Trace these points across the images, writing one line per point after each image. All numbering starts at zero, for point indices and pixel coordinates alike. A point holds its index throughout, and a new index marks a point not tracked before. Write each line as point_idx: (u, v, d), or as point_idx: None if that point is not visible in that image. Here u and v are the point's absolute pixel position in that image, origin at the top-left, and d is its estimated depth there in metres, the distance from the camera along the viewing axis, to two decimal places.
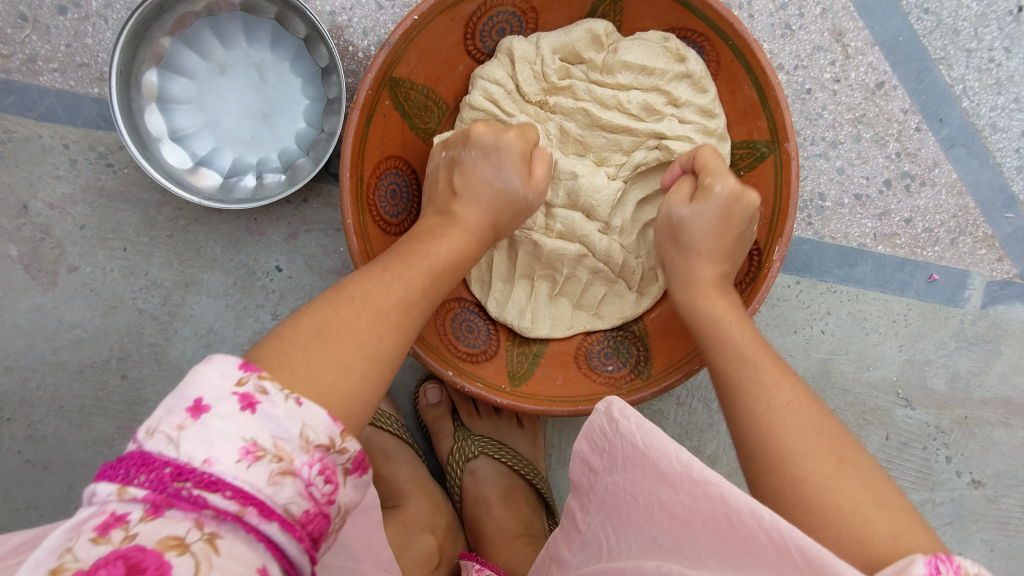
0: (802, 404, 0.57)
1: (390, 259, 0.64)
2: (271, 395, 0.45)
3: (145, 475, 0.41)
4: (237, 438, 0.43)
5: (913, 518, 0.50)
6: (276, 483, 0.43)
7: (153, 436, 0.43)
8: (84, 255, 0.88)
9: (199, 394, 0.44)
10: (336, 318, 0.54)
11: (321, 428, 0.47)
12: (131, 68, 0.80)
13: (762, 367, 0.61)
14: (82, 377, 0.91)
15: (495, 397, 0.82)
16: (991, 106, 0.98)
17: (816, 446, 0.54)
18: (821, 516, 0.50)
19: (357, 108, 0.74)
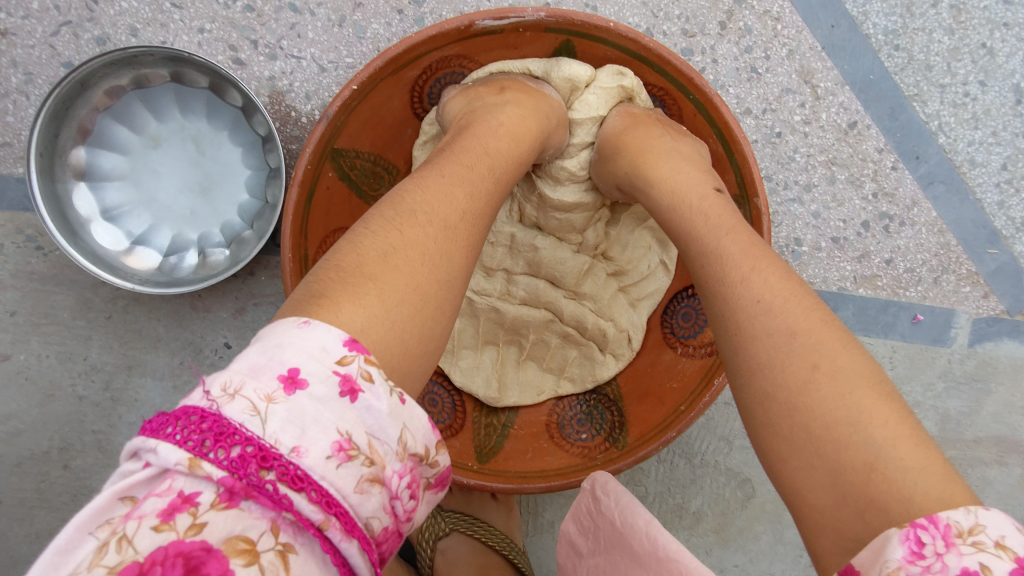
0: (778, 300, 0.46)
1: (445, 159, 0.53)
2: (376, 385, 0.35)
3: (222, 451, 0.30)
4: (332, 430, 0.32)
5: (909, 434, 0.39)
6: (363, 492, 0.33)
7: (231, 397, 0.31)
8: (17, 343, 0.83)
9: (294, 362, 0.33)
10: (399, 237, 0.44)
11: (419, 435, 0.37)
12: (54, 148, 0.75)
13: (733, 259, 0.49)
14: (21, 471, 0.85)
15: (461, 477, 0.76)
16: (969, 141, 0.94)
17: (785, 354, 0.44)
18: (796, 439, 0.41)
19: (296, 185, 0.69)
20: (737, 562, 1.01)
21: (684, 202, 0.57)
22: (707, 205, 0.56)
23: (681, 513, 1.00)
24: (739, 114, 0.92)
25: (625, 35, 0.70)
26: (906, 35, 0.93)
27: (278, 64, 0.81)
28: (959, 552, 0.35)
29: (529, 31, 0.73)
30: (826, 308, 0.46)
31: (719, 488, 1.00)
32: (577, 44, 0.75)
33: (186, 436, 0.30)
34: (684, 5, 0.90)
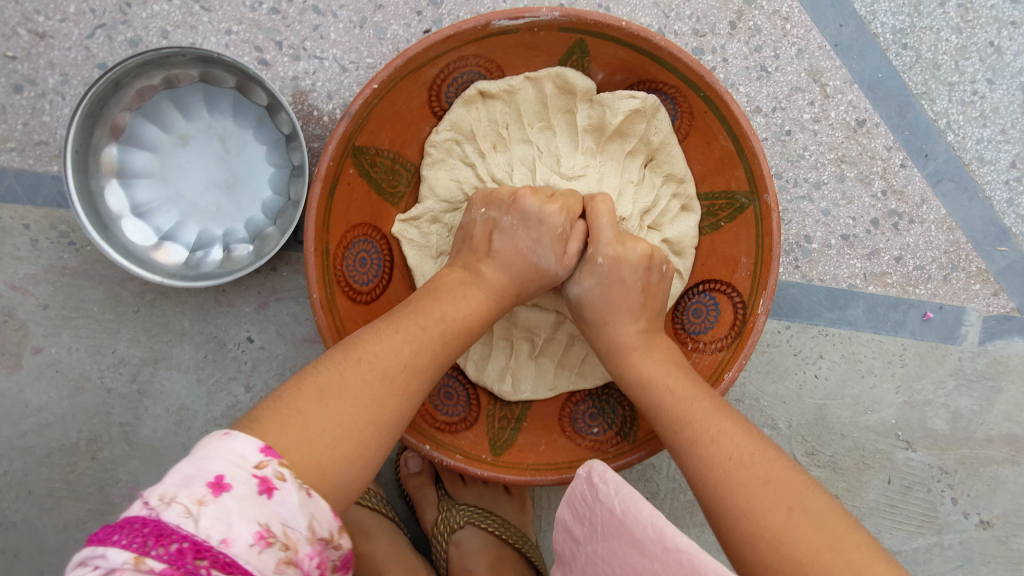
0: (746, 457, 0.56)
1: (402, 315, 0.61)
2: (288, 482, 0.45)
3: (163, 547, 0.38)
4: (252, 522, 0.42)
5: (874, 552, 0.49)
6: (281, 573, 0.42)
7: (168, 505, 0.40)
8: (49, 335, 0.86)
9: (218, 471, 0.43)
10: (338, 380, 0.54)
11: (324, 522, 0.47)
12: (88, 146, 0.78)
13: (701, 420, 0.59)
14: (50, 461, 0.88)
15: (475, 469, 0.80)
16: (977, 139, 0.96)
17: (761, 501, 0.53)
18: (785, 567, 0.50)
19: (319, 181, 0.72)
20: None
21: (653, 378, 0.65)
22: (675, 377, 0.64)
23: (693, 510, 1.01)
24: (749, 112, 0.94)
25: (637, 33, 0.73)
26: (914, 34, 0.95)
27: (302, 65, 0.84)
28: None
29: (544, 31, 0.76)
30: (784, 458, 0.57)
31: None
32: (590, 43, 0.78)
33: (129, 540, 0.38)
34: (695, 6, 0.92)
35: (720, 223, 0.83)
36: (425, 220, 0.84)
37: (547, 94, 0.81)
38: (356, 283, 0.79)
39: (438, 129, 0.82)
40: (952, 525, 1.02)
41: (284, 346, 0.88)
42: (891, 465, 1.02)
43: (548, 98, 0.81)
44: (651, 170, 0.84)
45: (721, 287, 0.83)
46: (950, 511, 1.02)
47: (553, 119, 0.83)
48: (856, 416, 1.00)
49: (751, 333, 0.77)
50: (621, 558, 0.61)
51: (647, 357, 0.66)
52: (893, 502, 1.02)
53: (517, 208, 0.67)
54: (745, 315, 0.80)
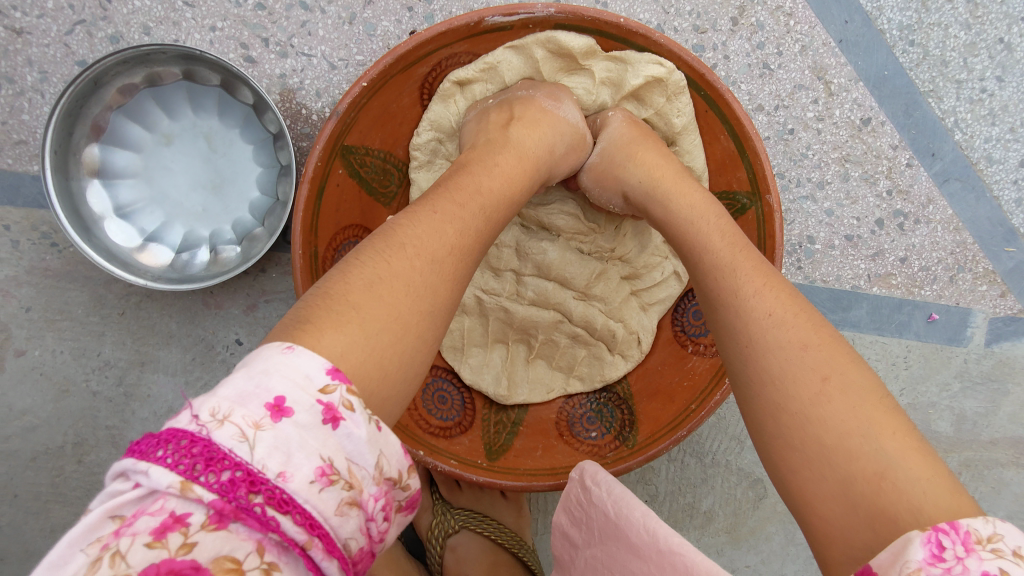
0: (788, 314, 0.48)
1: (438, 195, 0.53)
2: (357, 412, 0.36)
3: (213, 474, 0.31)
4: (315, 456, 0.33)
5: (915, 446, 0.41)
6: (343, 515, 0.34)
7: (221, 422, 0.32)
8: (32, 339, 0.84)
9: (280, 389, 0.34)
10: (387, 269, 0.45)
11: (393, 460, 0.37)
12: (68, 146, 0.76)
13: (742, 273, 0.52)
14: (36, 465, 0.86)
15: (471, 474, 0.77)
16: (986, 138, 0.93)
17: (797, 367, 0.46)
18: (804, 451, 0.43)
19: (306, 182, 0.70)
20: (748, 561, 1.00)
21: (699, 219, 0.59)
22: (717, 220, 0.58)
23: (692, 512, 1.00)
24: (751, 110, 0.91)
25: (635, 30, 0.70)
26: (922, 30, 0.91)
27: (289, 62, 0.81)
28: (979, 557, 0.35)
29: (539, 28, 0.73)
30: (831, 327, 0.48)
31: (730, 487, 0.99)
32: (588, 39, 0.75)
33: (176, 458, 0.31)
34: (696, 1, 0.89)
35: None
36: None
37: (538, 61, 0.75)
38: None
39: (420, 131, 0.79)
40: None
41: None
42: None
43: (539, 65, 0.76)
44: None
45: None
46: None
47: (553, 80, 0.78)
48: None
49: None
50: (617, 565, 0.59)
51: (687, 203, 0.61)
52: None
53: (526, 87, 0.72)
54: None
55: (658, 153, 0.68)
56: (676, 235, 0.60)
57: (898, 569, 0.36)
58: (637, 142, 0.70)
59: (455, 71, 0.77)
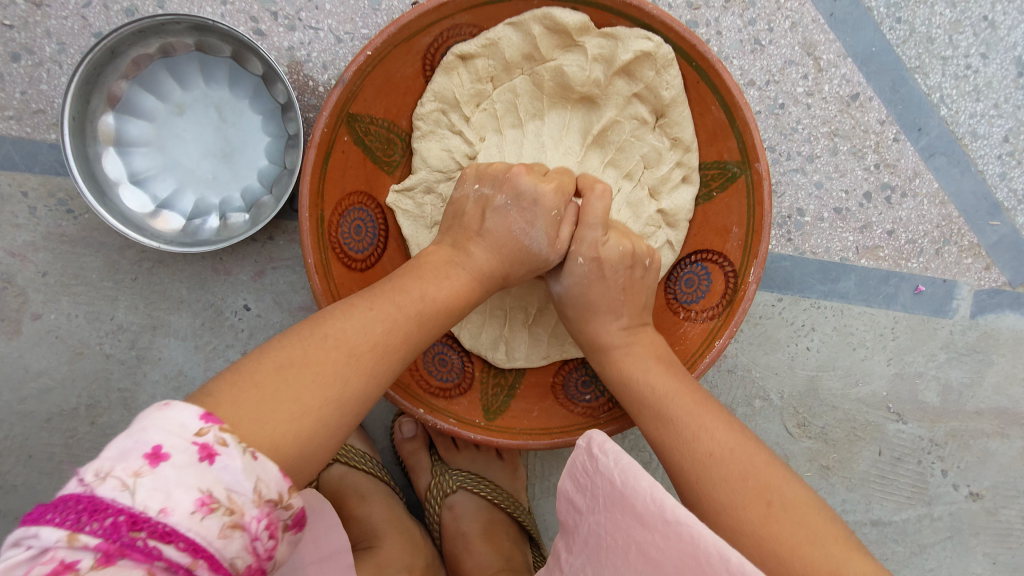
0: (730, 450, 0.58)
1: (373, 291, 0.59)
2: (231, 447, 0.43)
3: (97, 521, 0.38)
4: (192, 489, 0.41)
5: (850, 549, 0.51)
6: (226, 537, 0.41)
7: (101, 480, 0.39)
8: (48, 302, 0.87)
9: (156, 441, 0.41)
10: (302, 357, 0.51)
11: (272, 484, 0.45)
12: (85, 113, 0.79)
13: (685, 418, 0.61)
14: (50, 426, 0.89)
15: (469, 433, 0.80)
16: (970, 113, 0.96)
17: (740, 493, 0.55)
18: (766, 564, 0.51)
19: (314, 147, 0.73)
20: None
21: (635, 372, 0.67)
22: (659, 373, 0.66)
23: None
24: (742, 85, 0.94)
25: (629, 2, 0.74)
26: (908, 8, 0.95)
27: (297, 35, 0.85)
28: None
29: (537, 1, 0.77)
30: (766, 453, 0.58)
31: None
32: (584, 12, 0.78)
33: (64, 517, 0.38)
34: None
35: (712, 192, 0.84)
36: (419, 191, 0.85)
37: (535, 37, 0.79)
38: (351, 250, 0.80)
39: (424, 101, 0.82)
40: (941, 496, 1.04)
41: (281, 314, 0.89)
42: (881, 437, 1.03)
43: (537, 41, 0.79)
44: (660, 129, 0.83)
45: (714, 257, 0.84)
46: (938, 483, 1.03)
47: (549, 57, 0.81)
48: (847, 388, 1.02)
49: (742, 300, 0.77)
50: (623, 532, 0.57)
51: (627, 355, 0.68)
52: (883, 473, 1.03)
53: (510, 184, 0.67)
54: (736, 284, 0.80)
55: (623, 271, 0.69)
56: (630, 399, 0.66)
57: None
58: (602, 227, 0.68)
59: (457, 44, 0.80)
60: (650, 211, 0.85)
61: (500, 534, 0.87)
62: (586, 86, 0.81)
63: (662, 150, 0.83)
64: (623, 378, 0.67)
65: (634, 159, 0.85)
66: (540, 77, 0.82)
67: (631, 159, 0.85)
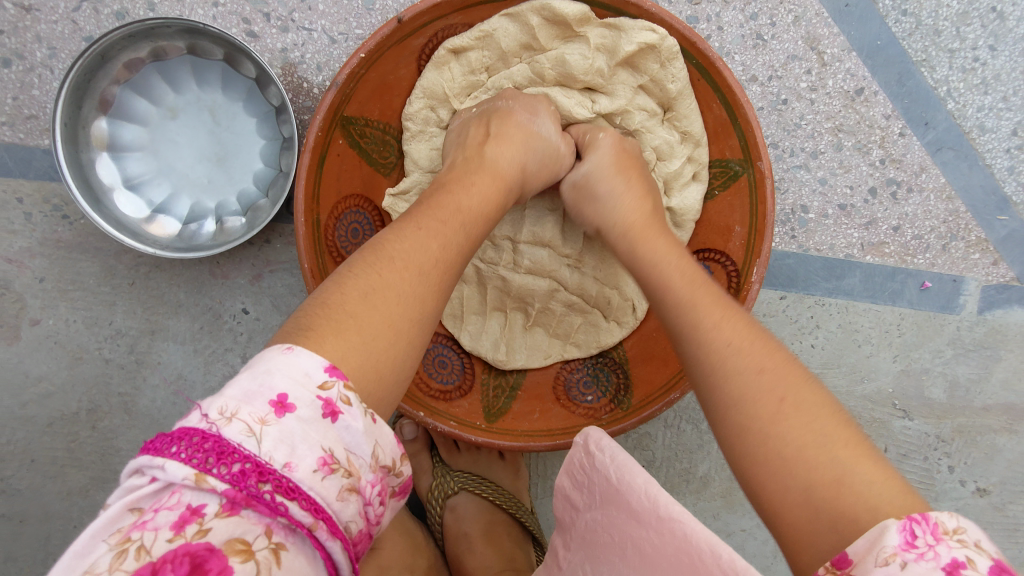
0: (745, 342, 0.51)
1: (422, 211, 0.56)
2: (354, 407, 0.39)
3: (225, 466, 0.34)
4: (317, 447, 0.37)
5: (870, 456, 0.44)
6: (343, 499, 0.37)
7: (226, 420, 0.35)
8: (46, 308, 0.87)
9: (282, 388, 0.37)
10: (380, 281, 0.48)
11: (388, 451, 0.41)
12: (77, 119, 0.78)
13: (702, 308, 0.55)
14: (52, 431, 0.89)
15: (469, 435, 0.79)
16: (978, 106, 0.94)
17: (758, 389, 0.48)
18: (767, 465, 0.45)
19: (307, 151, 0.72)
20: (743, 525, 1.03)
21: (658, 258, 0.62)
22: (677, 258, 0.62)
23: (688, 477, 1.02)
24: (744, 81, 0.93)
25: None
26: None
27: (290, 37, 0.83)
28: (948, 544, 0.37)
29: None
30: (788, 354, 0.51)
31: None
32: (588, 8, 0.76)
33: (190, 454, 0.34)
34: None
35: (715, 190, 0.82)
36: (413, 193, 0.84)
37: (534, 28, 0.76)
38: (347, 254, 0.79)
39: (412, 100, 0.81)
40: (947, 493, 1.03)
41: (279, 318, 0.89)
42: (886, 434, 1.02)
43: (535, 32, 0.77)
44: (669, 122, 0.81)
45: (716, 256, 0.83)
46: (945, 479, 1.03)
47: (549, 46, 0.78)
48: (851, 385, 1.00)
49: (745, 302, 0.76)
50: (619, 530, 0.56)
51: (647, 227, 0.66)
52: None
53: (514, 110, 0.73)
54: (739, 284, 0.79)
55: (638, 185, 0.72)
56: (644, 277, 0.63)
57: (874, 556, 0.38)
58: (616, 172, 0.72)
59: (451, 39, 0.78)
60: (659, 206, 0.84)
61: (502, 535, 0.87)
62: (589, 75, 0.79)
63: (672, 144, 0.81)
64: (646, 262, 0.63)
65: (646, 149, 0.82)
66: (540, 66, 0.79)
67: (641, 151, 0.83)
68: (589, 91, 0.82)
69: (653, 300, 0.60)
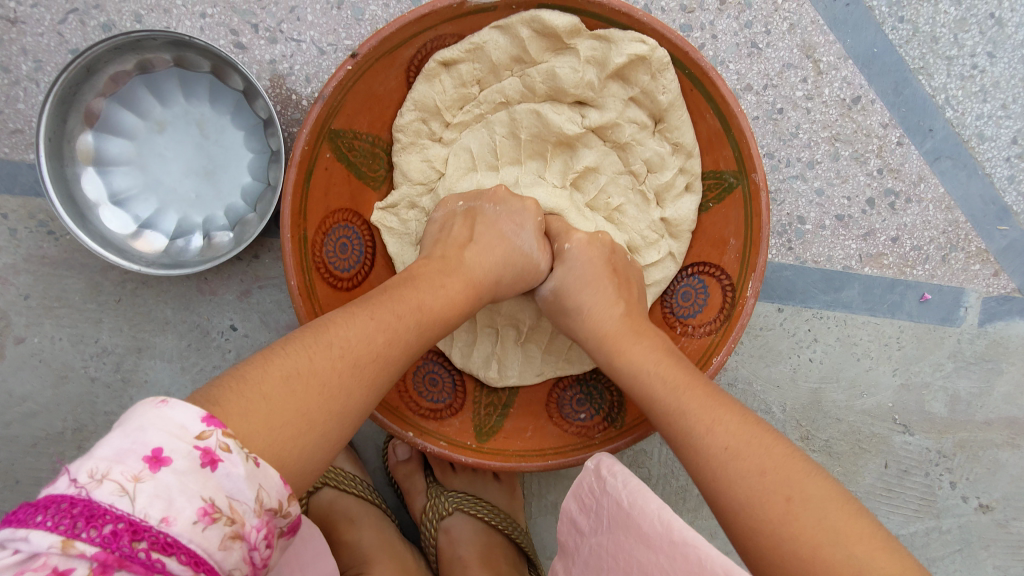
0: (742, 443, 0.53)
1: (378, 300, 0.56)
2: (234, 453, 0.40)
3: (94, 529, 0.34)
4: (196, 498, 0.38)
5: (882, 547, 0.47)
6: (226, 548, 0.39)
7: (96, 481, 0.36)
8: (31, 325, 0.85)
9: (157, 442, 0.38)
10: (307, 367, 0.48)
11: (274, 492, 0.42)
12: (62, 134, 0.77)
13: (693, 412, 0.57)
14: (36, 451, 0.87)
15: (460, 456, 0.78)
16: (977, 115, 0.93)
17: (760, 492, 0.50)
18: (784, 566, 0.48)
19: (294, 165, 0.71)
20: None
21: (644, 365, 0.63)
22: (667, 368, 0.62)
23: (686, 495, 1.00)
24: (739, 90, 0.92)
25: (618, 9, 0.71)
26: (911, 7, 0.92)
27: (279, 48, 0.83)
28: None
29: (522, 7, 0.74)
30: (780, 440, 0.54)
31: None
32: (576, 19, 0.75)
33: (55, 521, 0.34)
34: None
35: (709, 203, 0.81)
36: (402, 206, 0.83)
37: (524, 41, 0.75)
38: (336, 269, 0.78)
39: (404, 111, 0.80)
40: (950, 509, 1.01)
41: (268, 334, 0.87)
42: (887, 449, 1.00)
43: (526, 45, 0.75)
44: (660, 134, 0.79)
45: (710, 270, 0.82)
46: (948, 495, 1.00)
47: (541, 59, 0.77)
48: (852, 399, 0.99)
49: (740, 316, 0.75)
50: (624, 553, 0.56)
51: (635, 345, 0.65)
52: (890, 486, 1.01)
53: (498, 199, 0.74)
54: (734, 298, 0.78)
55: (620, 292, 0.70)
56: (633, 390, 0.63)
57: None
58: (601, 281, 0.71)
59: (440, 51, 0.77)
60: (653, 217, 0.83)
61: (499, 559, 0.84)
62: (579, 88, 0.77)
63: (664, 155, 0.79)
64: (631, 370, 0.63)
65: (638, 162, 0.81)
66: (531, 80, 0.78)
67: (632, 162, 0.81)
68: (579, 105, 0.80)
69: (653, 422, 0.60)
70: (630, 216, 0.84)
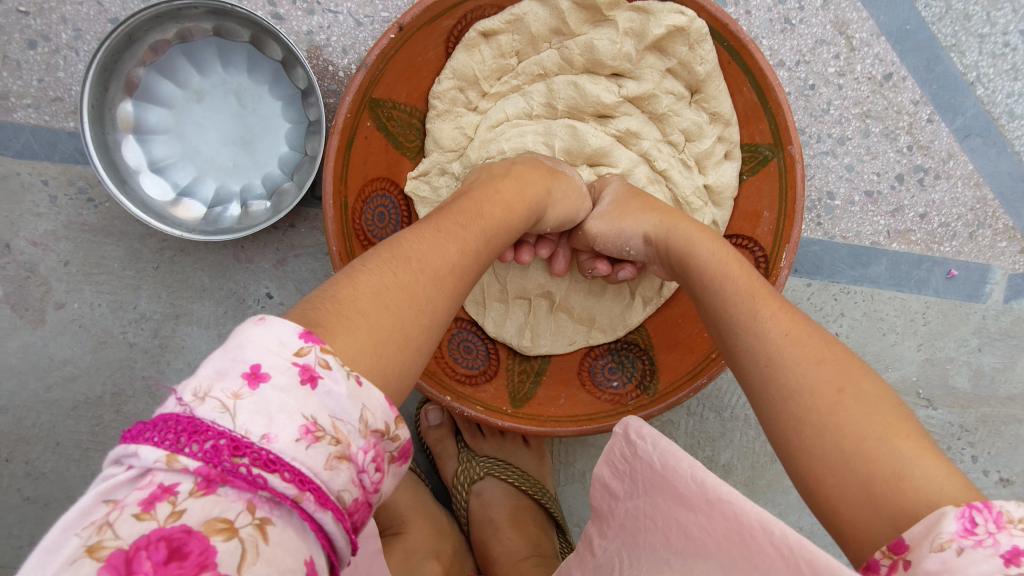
0: (799, 336, 0.51)
1: (441, 217, 0.55)
2: (334, 370, 0.37)
3: (197, 444, 0.32)
4: (297, 415, 0.34)
5: (928, 449, 0.44)
6: (333, 468, 0.35)
7: (202, 400, 0.34)
8: (71, 292, 0.86)
9: (255, 359, 0.35)
10: (395, 281, 0.46)
11: (379, 414, 0.38)
12: (103, 101, 0.78)
13: (759, 299, 0.55)
14: (77, 414, 0.89)
15: (496, 419, 0.79)
16: (1008, 93, 0.93)
17: (815, 379, 0.48)
18: (827, 456, 0.45)
19: (336, 133, 0.71)
20: None
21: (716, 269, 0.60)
22: (724, 259, 0.61)
23: (711, 465, 1.01)
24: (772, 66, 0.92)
25: None
26: None
27: (315, 19, 0.84)
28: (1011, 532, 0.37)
29: None
30: (835, 339, 0.52)
31: (749, 441, 1.01)
32: None
33: (162, 437, 0.33)
34: None
35: (743, 175, 0.82)
36: (433, 173, 0.84)
37: (564, 12, 0.76)
38: (374, 237, 0.79)
39: (442, 80, 0.80)
40: None
41: None
42: None
43: (565, 16, 0.76)
44: (696, 104, 0.80)
45: (743, 242, 0.83)
46: (968, 469, 1.02)
47: (579, 31, 0.78)
48: (876, 373, 1.00)
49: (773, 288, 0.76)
50: (663, 514, 0.53)
51: (674, 238, 0.66)
52: None
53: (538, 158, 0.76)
54: (767, 270, 0.79)
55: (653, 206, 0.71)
56: (694, 282, 0.61)
57: (931, 543, 0.38)
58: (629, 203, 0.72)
59: (480, 21, 0.77)
60: (695, 183, 0.83)
61: (528, 521, 0.87)
62: (617, 60, 0.78)
63: (701, 124, 0.80)
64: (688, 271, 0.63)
65: (676, 132, 0.81)
66: (569, 52, 0.79)
67: (671, 132, 0.82)
68: (616, 77, 0.80)
69: (722, 343, 0.57)
70: (674, 184, 0.83)
